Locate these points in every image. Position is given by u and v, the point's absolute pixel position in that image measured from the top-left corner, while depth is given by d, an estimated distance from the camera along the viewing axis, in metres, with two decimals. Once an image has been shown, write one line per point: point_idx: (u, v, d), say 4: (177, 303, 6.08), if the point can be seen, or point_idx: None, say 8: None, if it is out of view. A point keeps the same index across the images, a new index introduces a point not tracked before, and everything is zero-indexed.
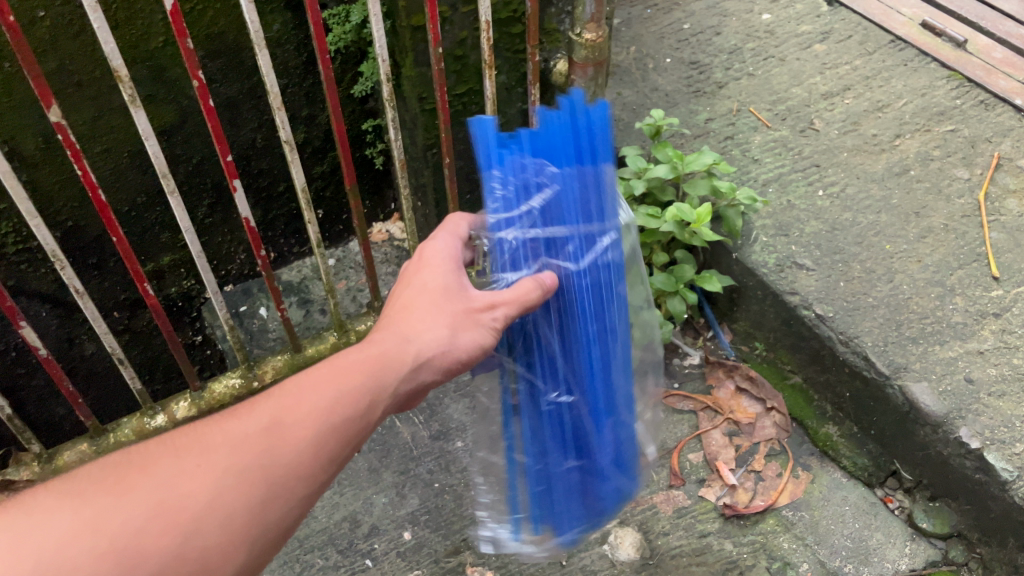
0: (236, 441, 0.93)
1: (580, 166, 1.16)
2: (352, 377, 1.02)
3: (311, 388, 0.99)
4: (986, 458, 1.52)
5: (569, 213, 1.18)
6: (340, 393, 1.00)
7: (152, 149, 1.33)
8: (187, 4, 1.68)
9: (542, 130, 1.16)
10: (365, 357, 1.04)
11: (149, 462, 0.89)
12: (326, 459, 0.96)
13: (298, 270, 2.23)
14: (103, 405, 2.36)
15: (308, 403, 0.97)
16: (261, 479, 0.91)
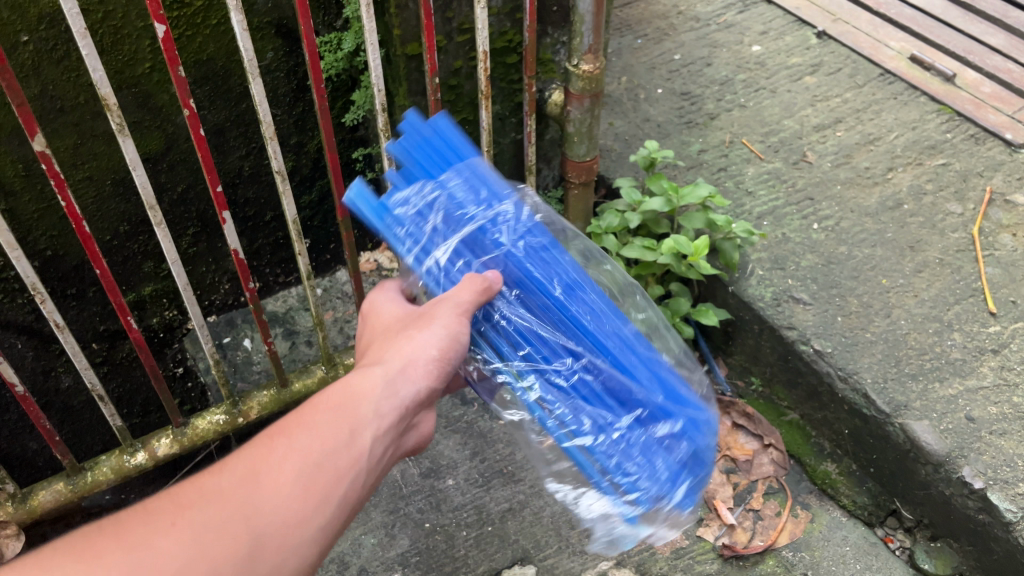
0: (216, 492, 0.86)
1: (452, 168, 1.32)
2: (321, 411, 0.97)
3: (286, 431, 0.94)
4: (989, 498, 1.49)
5: (464, 204, 1.27)
6: (315, 436, 0.94)
7: (140, 179, 1.29)
8: (175, 29, 1.64)
9: (410, 162, 1.35)
10: (334, 399, 1.00)
11: (123, 518, 0.83)
12: (307, 500, 0.89)
13: (284, 301, 2.18)
14: (79, 440, 2.28)
15: (283, 443, 0.92)
16: (243, 533, 0.84)
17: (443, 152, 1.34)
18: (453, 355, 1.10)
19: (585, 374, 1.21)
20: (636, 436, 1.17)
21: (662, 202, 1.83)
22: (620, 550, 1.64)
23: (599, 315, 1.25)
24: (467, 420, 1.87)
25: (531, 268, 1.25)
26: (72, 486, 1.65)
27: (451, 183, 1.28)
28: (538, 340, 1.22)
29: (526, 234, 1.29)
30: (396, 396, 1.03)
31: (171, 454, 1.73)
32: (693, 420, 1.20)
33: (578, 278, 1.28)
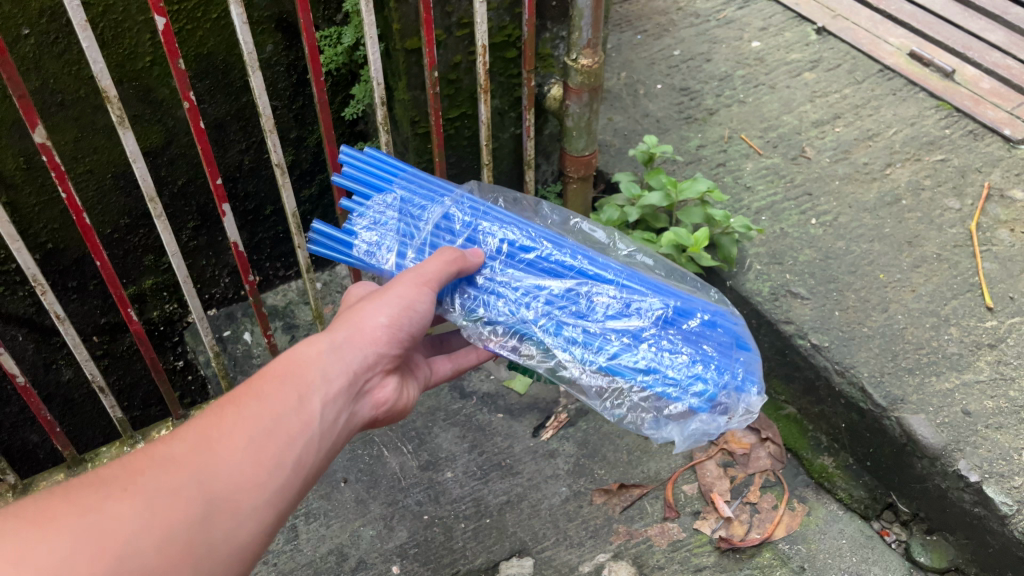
0: (168, 459, 0.89)
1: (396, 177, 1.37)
2: (270, 381, 1.01)
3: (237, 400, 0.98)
4: (985, 491, 1.50)
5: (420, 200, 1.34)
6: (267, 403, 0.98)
7: (140, 171, 1.30)
8: (176, 23, 1.64)
9: (357, 185, 1.37)
10: (287, 368, 1.04)
11: (72, 488, 0.85)
12: (262, 463, 0.94)
13: (284, 295, 2.19)
14: (79, 433, 2.29)
15: (233, 413, 0.96)
16: (200, 496, 0.88)
17: (384, 167, 1.39)
18: (406, 322, 1.14)
19: (592, 300, 1.24)
20: (665, 338, 1.23)
21: (661, 197, 1.84)
22: (618, 542, 1.65)
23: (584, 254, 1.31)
24: (465, 413, 1.88)
25: (504, 230, 1.31)
26: (72, 477, 1.66)
27: (400, 191, 1.35)
28: (538, 287, 1.25)
29: (486, 209, 1.35)
30: (344, 361, 1.08)
31: None
32: (708, 313, 1.28)
33: (549, 232, 1.34)
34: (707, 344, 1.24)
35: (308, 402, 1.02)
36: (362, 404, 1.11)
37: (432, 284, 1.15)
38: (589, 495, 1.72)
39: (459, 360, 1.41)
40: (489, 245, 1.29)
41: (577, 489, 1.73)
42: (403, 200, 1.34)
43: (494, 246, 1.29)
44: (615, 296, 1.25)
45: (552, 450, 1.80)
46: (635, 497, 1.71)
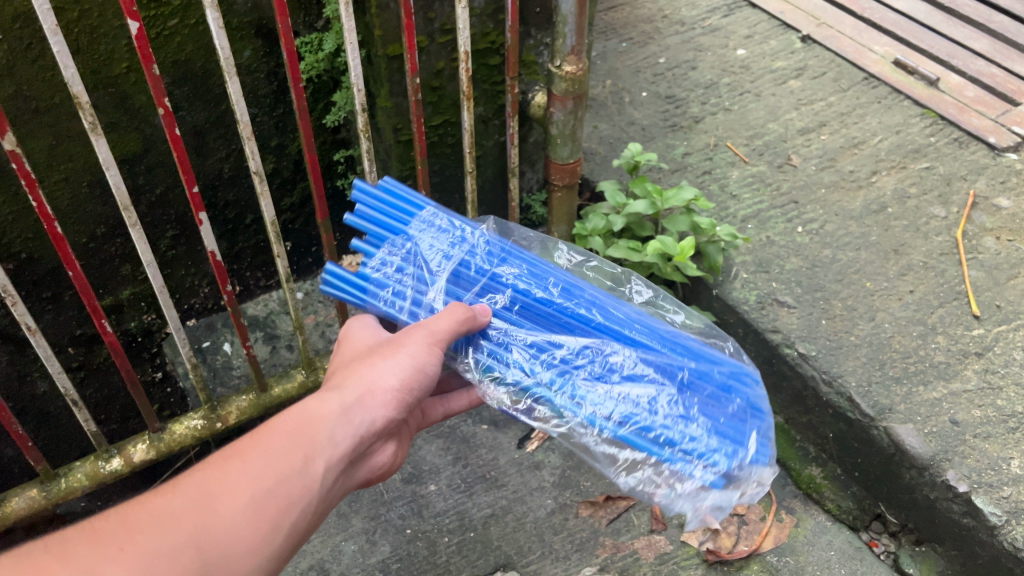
0: (163, 521, 0.89)
1: (416, 216, 1.34)
2: (277, 437, 1.00)
3: (243, 452, 0.98)
4: (974, 502, 1.47)
5: (439, 243, 1.31)
6: (271, 456, 0.98)
7: (114, 179, 1.24)
8: (153, 29, 1.61)
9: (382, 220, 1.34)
10: (295, 418, 1.03)
11: (67, 546, 0.86)
12: (264, 528, 0.93)
13: (264, 304, 2.18)
14: (54, 447, 2.24)
15: (236, 466, 0.95)
16: (196, 556, 0.88)
17: (401, 206, 1.36)
18: (418, 383, 1.11)
19: (608, 359, 1.19)
20: (683, 401, 1.17)
21: (646, 206, 1.82)
22: (604, 555, 1.62)
23: (587, 317, 1.24)
24: (449, 425, 1.86)
25: (519, 282, 1.27)
26: (46, 494, 1.57)
27: (415, 233, 1.31)
28: (549, 344, 1.20)
29: (506, 254, 1.33)
30: (352, 427, 1.05)
31: (148, 460, 1.65)
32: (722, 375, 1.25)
33: (562, 279, 1.32)
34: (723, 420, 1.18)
35: (316, 467, 1.00)
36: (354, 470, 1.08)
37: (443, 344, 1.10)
38: (575, 508, 1.70)
39: (449, 404, 1.36)
40: (504, 296, 1.25)
41: (563, 502, 1.71)
42: (417, 242, 1.30)
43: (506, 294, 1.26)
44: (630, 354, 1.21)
45: (538, 462, 1.78)
46: (622, 510, 1.68)
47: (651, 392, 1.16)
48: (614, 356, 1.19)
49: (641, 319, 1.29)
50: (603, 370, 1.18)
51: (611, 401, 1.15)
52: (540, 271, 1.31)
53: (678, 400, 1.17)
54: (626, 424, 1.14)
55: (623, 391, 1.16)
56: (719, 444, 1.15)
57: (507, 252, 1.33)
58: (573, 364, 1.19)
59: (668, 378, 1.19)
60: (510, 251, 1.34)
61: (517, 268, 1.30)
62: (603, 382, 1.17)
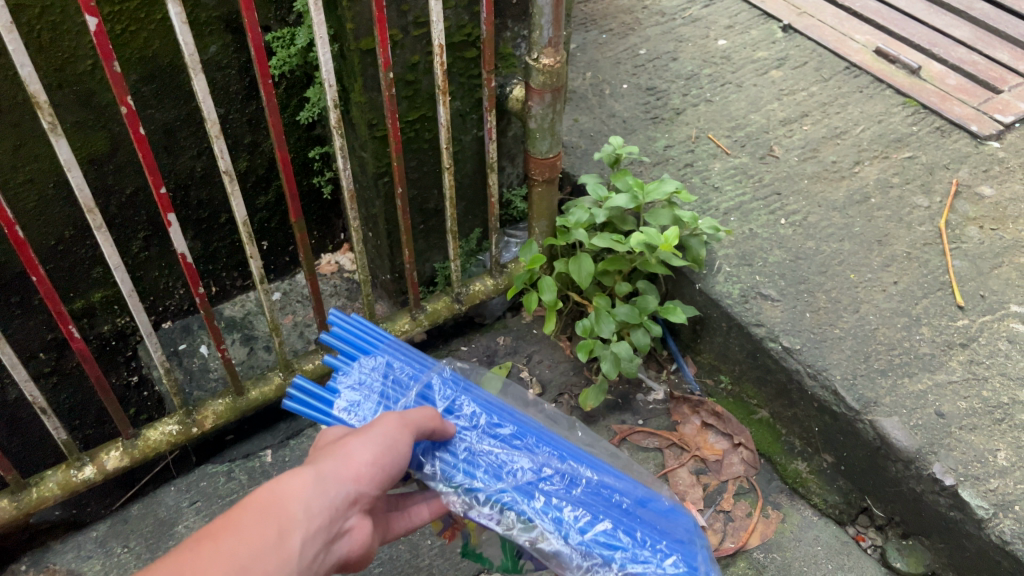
0: None
1: (384, 347, 1.34)
2: (247, 516, 0.89)
3: (213, 534, 0.87)
4: (960, 494, 1.46)
5: (406, 366, 1.29)
6: (243, 534, 0.87)
7: (76, 181, 1.20)
8: (118, 25, 1.57)
9: (352, 346, 1.33)
10: (264, 493, 0.92)
11: None
12: None
13: (241, 306, 2.17)
14: (27, 453, 2.20)
15: (207, 550, 0.85)
16: None
17: (370, 338, 1.36)
18: (392, 462, 1.01)
19: (566, 476, 1.17)
20: (638, 523, 1.15)
21: (628, 200, 1.77)
22: None
23: (546, 443, 1.24)
24: None
25: (480, 409, 1.25)
26: (16, 503, 1.52)
27: (385, 357, 1.30)
28: (513, 461, 1.15)
29: (465, 386, 1.31)
30: (330, 497, 0.94)
31: (121, 468, 1.62)
32: (666, 506, 1.28)
33: (521, 417, 1.30)
34: (680, 542, 1.17)
35: (295, 540, 0.89)
36: (342, 546, 0.97)
37: (414, 428, 1.05)
38: None
39: (411, 517, 1.18)
40: (467, 414, 1.23)
41: None
42: (386, 364, 1.28)
43: (469, 417, 1.22)
44: (587, 479, 1.19)
45: None
46: None
47: (614, 511, 1.15)
48: (577, 476, 1.19)
49: (589, 456, 1.29)
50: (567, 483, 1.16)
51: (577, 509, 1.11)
52: (499, 404, 1.31)
53: (632, 521, 1.15)
54: (592, 532, 1.09)
55: (588, 503, 1.14)
56: (688, 559, 1.13)
57: (470, 385, 1.33)
58: (538, 479, 1.14)
59: (628, 505, 1.19)
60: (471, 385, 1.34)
61: (482, 399, 1.29)
62: (569, 496, 1.14)
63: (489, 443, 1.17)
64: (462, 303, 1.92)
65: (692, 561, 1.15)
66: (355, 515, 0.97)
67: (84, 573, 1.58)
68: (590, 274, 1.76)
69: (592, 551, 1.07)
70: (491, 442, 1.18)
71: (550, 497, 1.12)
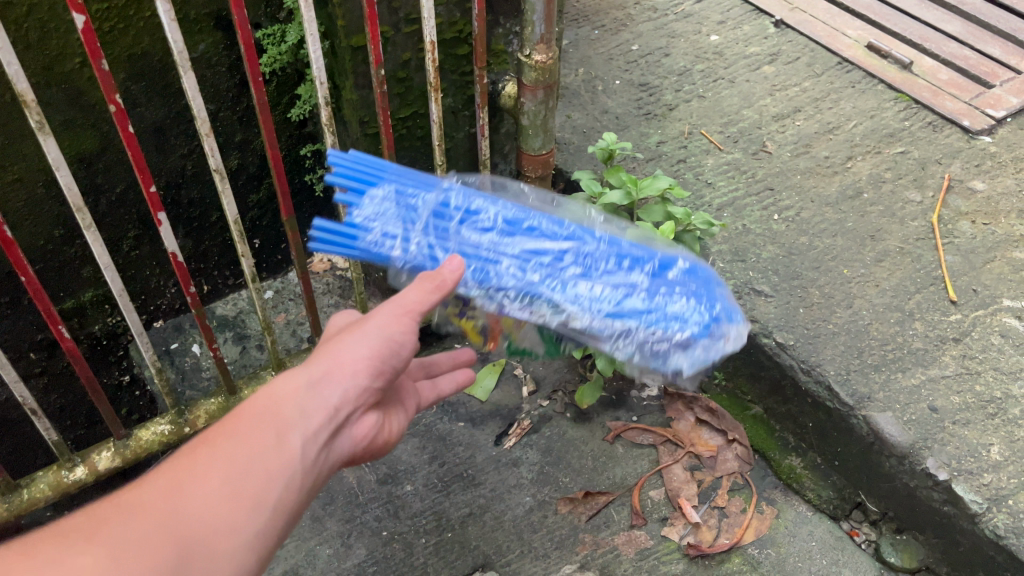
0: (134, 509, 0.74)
1: (390, 171, 1.25)
2: (244, 417, 0.84)
3: (212, 435, 0.82)
4: (954, 489, 1.46)
5: (414, 183, 1.23)
6: (241, 433, 0.82)
7: (65, 181, 1.19)
8: (106, 22, 1.56)
9: (355, 179, 1.22)
10: (262, 394, 0.87)
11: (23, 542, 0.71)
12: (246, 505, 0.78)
13: (233, 304, 2.14)
14: (19, 454, 2.19)
15: (206, 449, 0.80)
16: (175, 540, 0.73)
17: (371, 167, 1.25)
18: (391, 358, 0.95)
19: (584, 250, 1.17)
20: (663, 285, 1.15)
21: (621, 196, 1.77)
22: (584, 553, 1.60)
23: (586, 228, 1.23)
24: (424, 424, 1.83)
25: (495, 204, 1.22)
26: (7, 506, 1.52)
27: (393, 183, 1.21)
28: (537, 250, 1.16)
29: (476, 193, 1.25)
30: (328, 395, 0.89)
31: (113, 468, 1.61)
32: (685, 262, 1.21)
33: (540, 215, 1.23)
34: (709, 292, 1.18)
35: (295, 438, 0.84)
36: (346, 444, 0.91)
37: (417, 315, 0.97)
38: (554, 504, 1.67)
39: (440, 386, 1.21)
40: (488, 216, 1.19)
41: (542, 499, 1.68)
42: (397, 190, 1.21)
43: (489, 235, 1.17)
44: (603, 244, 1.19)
45: (515, 459, 1.76)
46: (601, 505, 1.66)
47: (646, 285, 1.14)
48: (592, 242, 1.19)
49: (611, 240, 1.22)
50: (590, 270, 1.15)
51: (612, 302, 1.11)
52: (521, 211, 1.22)
53: (652, 268, 1.17)
54: (624, 303, 1.11)
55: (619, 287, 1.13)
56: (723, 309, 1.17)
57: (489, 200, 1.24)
58: (565, 262, 1.15)
59: (656, 267, 1.17)
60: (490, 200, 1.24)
61: (506, 211, 1.21)
62: (600, 276, 1.14)
63: (504, 245, 1.16)
64: None
65: (710, 302, 1.16)
66: (356, 411, 0.92)
67: None
68: None
69: (624, 318, 1.09)
70: (513, 247, 1.16)
71: (577, 283, 1.12)
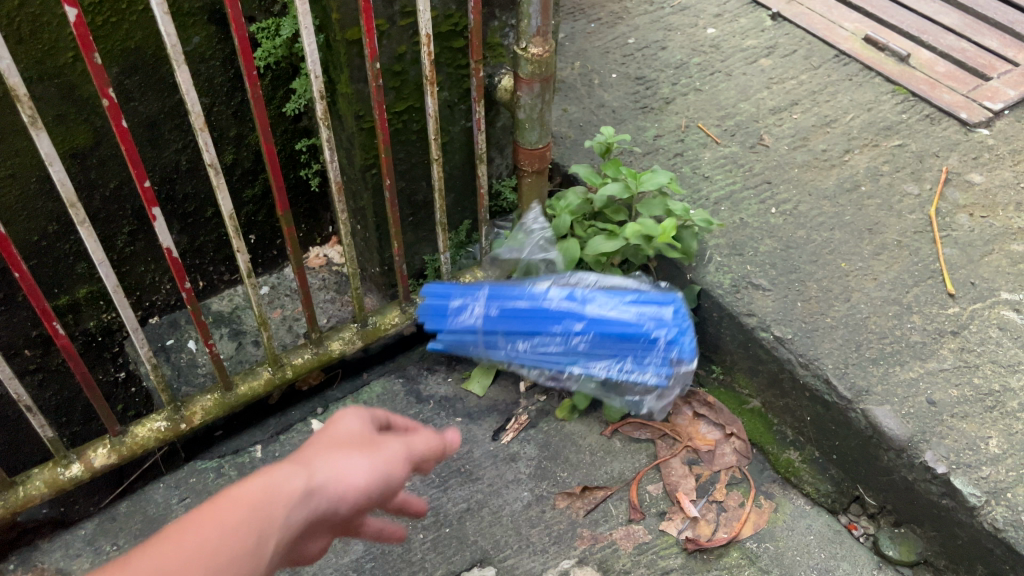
0: None
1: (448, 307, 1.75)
2: (232, 511, 0.77)
3: (193, 529, 0.75)
4: (953, 482, 1.46)
5: (462, 307, 1.73)
6: (225, 533, 0.75)
7: (58, 175, 1.18)
8: (98, 16, 1.54)
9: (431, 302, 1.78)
10: (256, 485, 0.80)
11: None
12: None
13: (229, 300, 2.15)
14: (14, 451, 2.18)
15: (182, 548, 0.73)
16: None
17: (439, 290, 1.78)
18: (381, 490, 0.89)
19: (585, 338, 1.67)
20: (638, 350, 1.66)
21: (620, 190, 1.76)
22: (582, 547, 1.60)
23: (581, 303, 1.68)
24: (421, 419, 1.82)
25: (516, 307, 1.70)
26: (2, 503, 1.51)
27: (455, 304, 1.73)
28: (553, 342, 1.69)
29: (502, 297, 1.71)
30: (312, 511, 0.83)
31: (109, 465, 1.60)
32: (661, 309, 1.66)
33: (551, 304, 1.69)
34: (673, 344, 1.64)
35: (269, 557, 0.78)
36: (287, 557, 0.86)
37: (414, 461, 0.95)
38: (552, 499, 1.67)
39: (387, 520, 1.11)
40: (509, 336, 1.71)
41: (540, 493, 1.68)
42: (455, 316, 1.74)
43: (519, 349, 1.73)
44: (600, 320, 1.66)
45: (513, 454, 1.75)
46: (599, 500, 1.67)
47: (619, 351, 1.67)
48: (600, 310, 1.67)
49: (602, 302, 1.68)
50: (591, 340, 1.67)
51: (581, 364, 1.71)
52: (539, 306, 1.69)
53: (630, 342, 1.66)
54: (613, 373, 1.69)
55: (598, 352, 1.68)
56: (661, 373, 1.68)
57: (513, 302, 1.70)
58: (575, 343, 1.68)
59: (631, 333, 1.65)
60: (516, 298, 1.71)
61: (525, 313, 1.70)
62: (597, 357, 1.69)
63: (528, 319, 1.69)
64: None
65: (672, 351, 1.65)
66: (316, 532, 0.87)
67: (73, 572, 1.57)
68: (573, 261, 1.77)
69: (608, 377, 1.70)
70: (539, 351, 1.71)
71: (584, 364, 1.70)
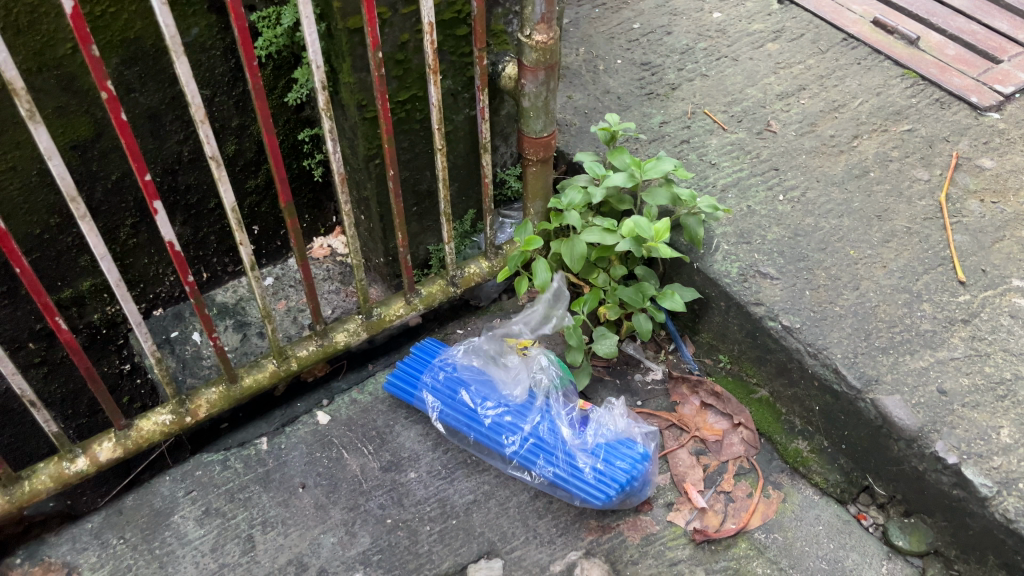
0: None
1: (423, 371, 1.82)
2: None
3: None
4: (964, 473, 1.45)
5: (433, 378, 1.79)
6: None
7: (57, 170, 1.17)
8: (97, 6, 1.53)
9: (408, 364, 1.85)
10: None
11: None
12: None
13: (233, 292, 2.14)
14: (21, 444, 2.19)
15: None
16: None
17: (422, 359, 1.86)
18: None
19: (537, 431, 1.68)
20: (582, 462, 1.62)
21: (625, 178, 1.74)
22: (589, 538, 1.59)
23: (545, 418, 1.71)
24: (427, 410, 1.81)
25: (485, 392, 1.75)
26: (8, 498, 1.50)
27: (428, 375, 1.80)
28: (502, 426, 1.69)
29: (477, 383, 1.78)
30: None
31: (115, 459, 1.59)
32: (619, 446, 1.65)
33: (520, 402, 1.73)
34: (618, 470, 1.60)
35: None
36: None
37: None
38: None
39: None
40: (471, 403, 1.73)
41: None
42: (427, 380, 1.79)
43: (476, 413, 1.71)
44: (558, 429, 1.68)
45: None
46: None
47: (568, 457, 1.63)
48: (557, 428, 1.69)
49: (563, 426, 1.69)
50: (534, 442, 1.66)
51: (516, 457, 1.65)
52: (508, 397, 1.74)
53: (579, 456, 1.64)
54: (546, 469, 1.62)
55: (536, 455, 1.64)
56: (594, 485, 1.58)
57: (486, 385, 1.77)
58: (526, 431, 1.68)
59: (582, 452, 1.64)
60: (489, 384, 1.77)
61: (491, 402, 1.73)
62: (536, 450, 1.65)
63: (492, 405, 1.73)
64: (457, 286, 1.90)
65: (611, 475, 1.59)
66: None
67: (80, 566, 1.56)
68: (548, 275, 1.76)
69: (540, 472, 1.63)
70: (491, 421, 1.70)
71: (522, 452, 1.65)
